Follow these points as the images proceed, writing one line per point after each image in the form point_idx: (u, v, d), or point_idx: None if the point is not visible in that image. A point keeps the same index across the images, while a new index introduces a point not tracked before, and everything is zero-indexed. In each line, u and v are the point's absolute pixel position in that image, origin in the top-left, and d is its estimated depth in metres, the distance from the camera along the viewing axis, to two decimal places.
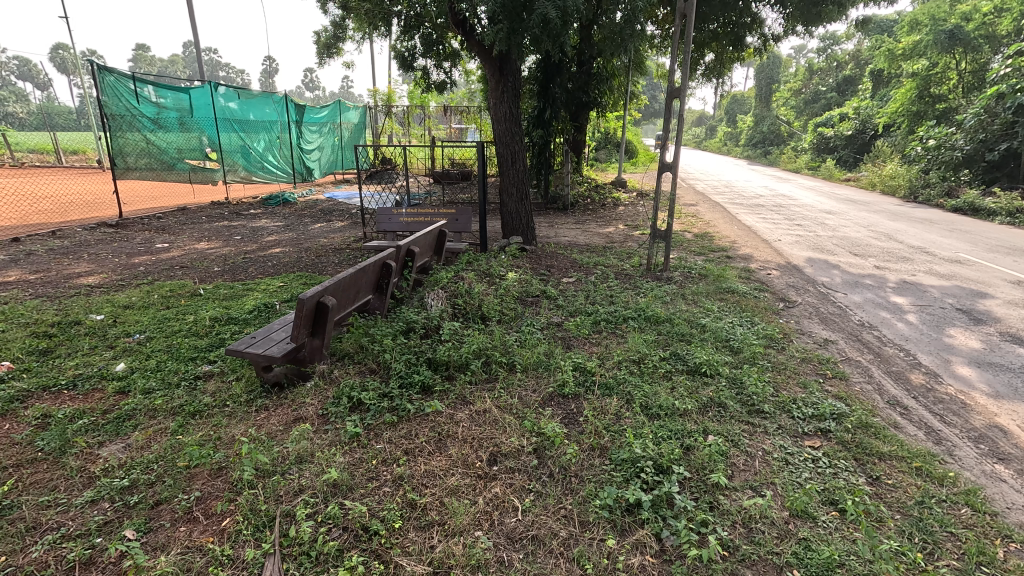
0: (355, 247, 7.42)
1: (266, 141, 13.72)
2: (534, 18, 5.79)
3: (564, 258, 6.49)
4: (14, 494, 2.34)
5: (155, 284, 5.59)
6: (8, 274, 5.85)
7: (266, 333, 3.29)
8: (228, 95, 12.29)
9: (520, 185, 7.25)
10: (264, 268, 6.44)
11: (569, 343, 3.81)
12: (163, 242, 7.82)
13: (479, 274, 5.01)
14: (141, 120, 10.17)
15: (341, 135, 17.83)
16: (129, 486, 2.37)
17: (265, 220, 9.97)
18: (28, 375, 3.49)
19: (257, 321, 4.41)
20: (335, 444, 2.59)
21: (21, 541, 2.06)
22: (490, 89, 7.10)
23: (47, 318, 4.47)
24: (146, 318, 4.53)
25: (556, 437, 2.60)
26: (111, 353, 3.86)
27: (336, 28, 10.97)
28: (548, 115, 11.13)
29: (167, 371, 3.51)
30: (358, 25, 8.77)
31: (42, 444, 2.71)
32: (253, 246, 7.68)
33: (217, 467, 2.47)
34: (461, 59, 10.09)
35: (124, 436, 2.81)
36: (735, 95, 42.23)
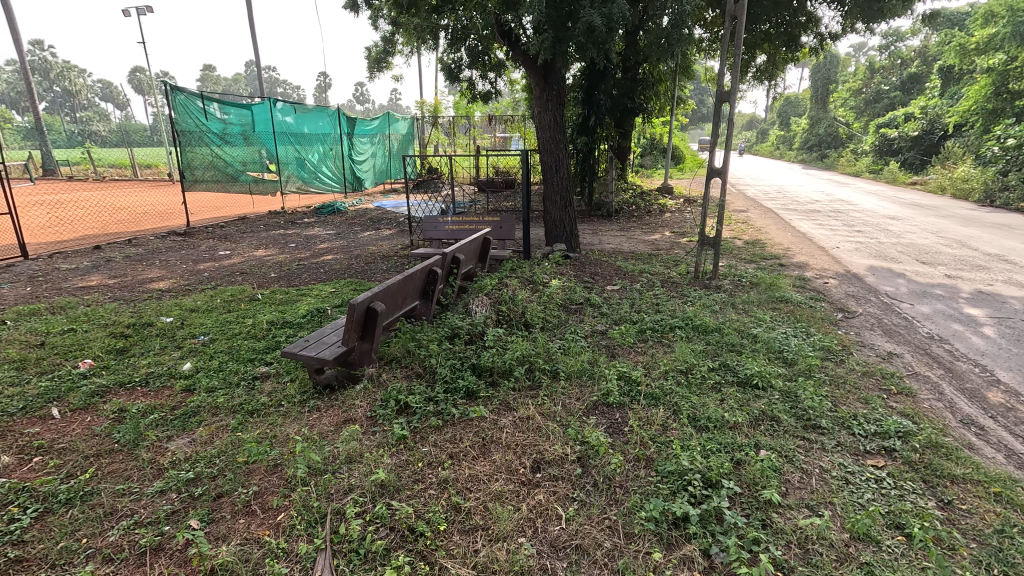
0: (402, 255, 7.62)
1: (319, 153, 14.35)
2: (579, 26, 5.80)
3: (609, 265, 6.42)
4: (94, 481, 2.54)
5: (218, 289, 5.94)
6: (90, 280, 6.35)
7: (318, 337, 3.43)
8: (285, 110, 12.93)
9: (564, 192, 7.25)
10: (317, 274, 6.72)
11: (614, 352, 3.76)
12: (225, 249, 8.30)
13: (523, 281, 5.05)
14: (209, 136, 10.86)
15: (389, 146, 18.41)
16: (193, 478, 2.52)
17: (318, 229, 10.40)
18: (107, 372, 3.79)
19: (310, 325, 4.60)
20: (383, 445, 2.67)
21: (100, 525, 2.24)
22: (535, 98, 7.15)
23: (122, 321, 4.82)
24: (209, 321, 4.81)
25: (600, 446, 2.57)
26: (179, 352, 4.13)
27: (385, 43, 11.37)
28: (593, 122, 11.10)
29: (229, 371, 3.72)
30: (407, 39, 9.07)
31: (119, 436, 2.94)
32: (306, 253, 8.03)
33: (272, 464, 2.59)
34: (506, 68, 10.21)
35: (189, 432, 2.99)
36: (788, 97, 40.74)
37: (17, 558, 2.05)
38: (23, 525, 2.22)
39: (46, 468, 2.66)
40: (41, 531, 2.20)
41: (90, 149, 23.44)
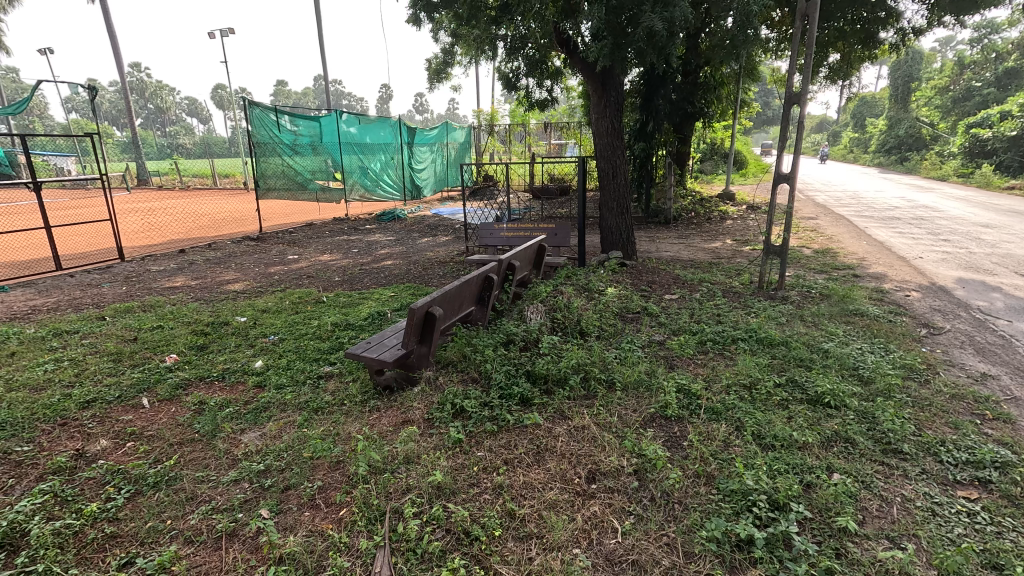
0: (458, 261, 7.77)
1: (381, 161, 14.92)
2: (639, 32, 5.71)
3: (667, 274, 6.26)
4: (177, 468, 2.75)
5: (287, 291, 6.29)
6: (176, 281, 6.90)
7: (379, 339, 3.55)
8: (350, 121, 13.55)
9: (621, 199, 7.15)
10: (377, 279, 6.97)
11: (672, 363, 3.66)
12: (294, 254, 8.78)
13: (578, 289, 5.02)
14: (281, 147, 11.56)
15: (447, 154, 18.88)
16: (264, 470, 2.67)
17: (378, 235, 10.80)
18: (189, 367, 4.10)
19: (370, 327, 4.78)
20: (439, 448, 2.72)
21: (182, 508, 2.42)
22: (593, 104, 7.11)
23: (202, 319, 5.19)
24: (279, 321, 5.09)
25: (658, 460, 2.50)
26: (251, 351, 4.40)
27: (446, 55, 11.69)
28: (651, 128, 10.86)
29: (296, 370, 3.92)
30: (466, 50, 9.29)
31: (199, 426, 3.16)
32: (368, 258, 8.35)
33: (335, 461, 2.70)
34: (563, 75, 10.22)
35: (260, 426, 3.18)
36: (864, 97, 38.24)
37: (112, 534, 2.25)
38: (118, 504, 2.44)
39: (136, 453, 2.91)
40: (133, 510, 2.41)
41: (177, 161, 25.57)
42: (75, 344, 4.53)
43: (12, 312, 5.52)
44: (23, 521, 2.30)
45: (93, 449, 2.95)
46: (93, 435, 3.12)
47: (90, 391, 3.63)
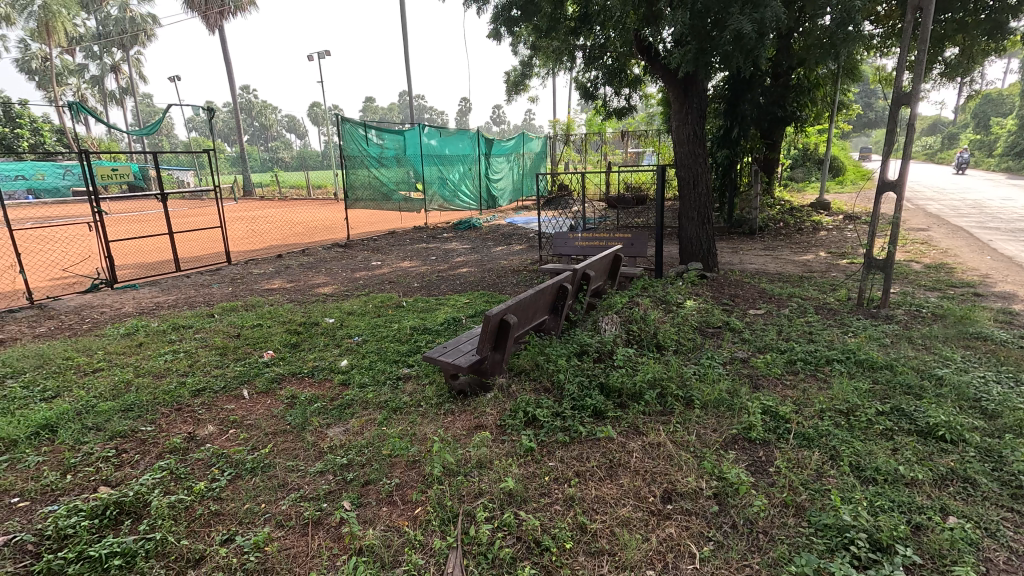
0: (532, 269, 7.83)
1: (459, 172, 15.43)
2: (725, 36, 5.48)
3: (752, 287, 5.93)
4: (271, 455, 2.99)
5: (370, 295, 6.66)
6: (273, 284, 7.53)
7: (455, 344, 3.66)
8: (431, 134, 14.10)
9: (702, 208, 6.88)
10: (453, 285, 7.19)
11: (757, 383, 3.43)
12: (377, 260, 9.28)
13: (655, 301, 4.88)
14: (369, 160, 12.28)
15: (522, 164, 19.15)
16: (347, 463, 2.83)
17: (455, 243, 11.15)
18: (284, 362, 4.45)
19: (446, 332, 4.93)
20: (511, 455, 2.75)
21: (274, 494, 2.61)
22: (673, 112, 6.91)
23: (295, 319, 5.62)
24: (362, 323, 5.40)
25: (740, 485, 2.36)
26: (338, 350, 4.69)
27: (524, 67, 11.88)
28: (736, 134, 10.35)
29: (378, 370, 4.13)
30: (545, 62, 9.40)
31: (290, 418, 3.42)
32: (444, 265, 8.64)
33: (412, 460, 2.80)
34: (642, 82, 10.03)
35: (344, 421, 3.37)
36: (988, 94, 34.08)
37: (217, 511, 2.49)
38: (221, 485, 2.69)
39: (238, 440, 3.19)
40: (234, 492, 2.65)
41: (278, 174, 27.99)
42: (190, 338, 5.07)
43: (140, 308, 6.28)
44: (146, 492, 2.60)
45: (202, 433, 3.28)
46: (202, 420, 3.46)
47: (201, 380, 4.04)
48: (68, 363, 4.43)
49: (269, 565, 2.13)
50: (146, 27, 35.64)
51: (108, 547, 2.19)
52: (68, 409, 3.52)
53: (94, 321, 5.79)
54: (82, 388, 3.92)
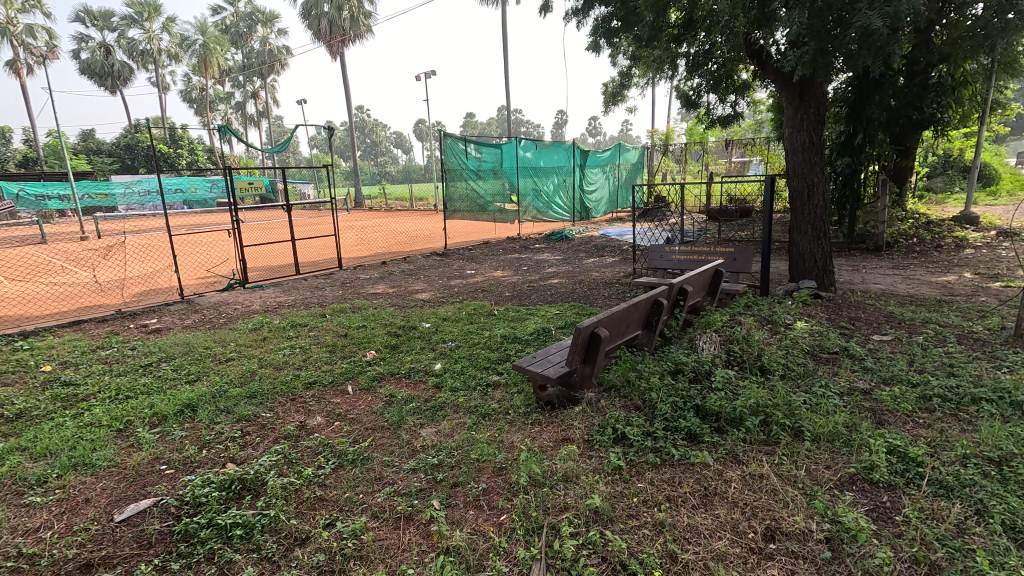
0: (624, 283, 7.66)
1: (553, 183, 15.56)
2: (850, 34, 4.99)
3: (876, 310, 5.30)
4: (370, 449, 3.19)
5: (464, 303, 6.91)
6: (377, 288, 8.09)
7: (544, 355, 3.67)
8: (527, 147, 14.31)
9: (817, 222, 6.30)
10: (544, 296, 7.24)
11: (881, 419, 3.05)
12: (472, 269, 9.61)
13: (759, 320, 4.54)
14: (467, 173, 12.78)
15: (618, 175, 18.85)
16: (438, 464, 2.93)
17: (547, 254, 11.24)
18: (384, 362, 4.75)
19: (535, 342, 4.97)
20: (598, 471, 2.69)
21: (371, 486, 2.78)
22: (786, 117, 6.42)
23: (395, 323, 5.99)
24: (456, 329, 5.61)
25: (859, 532, 2.09)
26: (433, 354, 4.91)
27: (623, 77, 11.72)
28: (860, 140, 9.36)
29: (469, 375, 4.26)
30: (644, 71, 9.22)
31: (388, 416, 3.63)
32: (536, 276, 8.74)
33: (499, 466, 2.84)
34: (750, 88, 9.45)
35: (436, 423, 3.51)
36: None
37: (321, 496, 2.71)
38: (326, 472, 2.92)
39: (341, 431, 3.44)
40: (336, 480, 2.86)
41: (385, 187, 30.13)
42: (305, 334, 5.61)
43: (266, 305, 7.05)
44: (264, 472, 2.90)
45: (312, 423, 3.59)
46: (312, 411, 3.79)
47: (312, 374, 4.44)
48: (207, 351, 5.09)
49: (364, 553, 2.27)
50: (281, 58, 40.25)
51: (232, 518, 2.48)
52: (206, 391, 4.04)
53: (229, 316, 6.59)
54: (218, 374, 4.48)
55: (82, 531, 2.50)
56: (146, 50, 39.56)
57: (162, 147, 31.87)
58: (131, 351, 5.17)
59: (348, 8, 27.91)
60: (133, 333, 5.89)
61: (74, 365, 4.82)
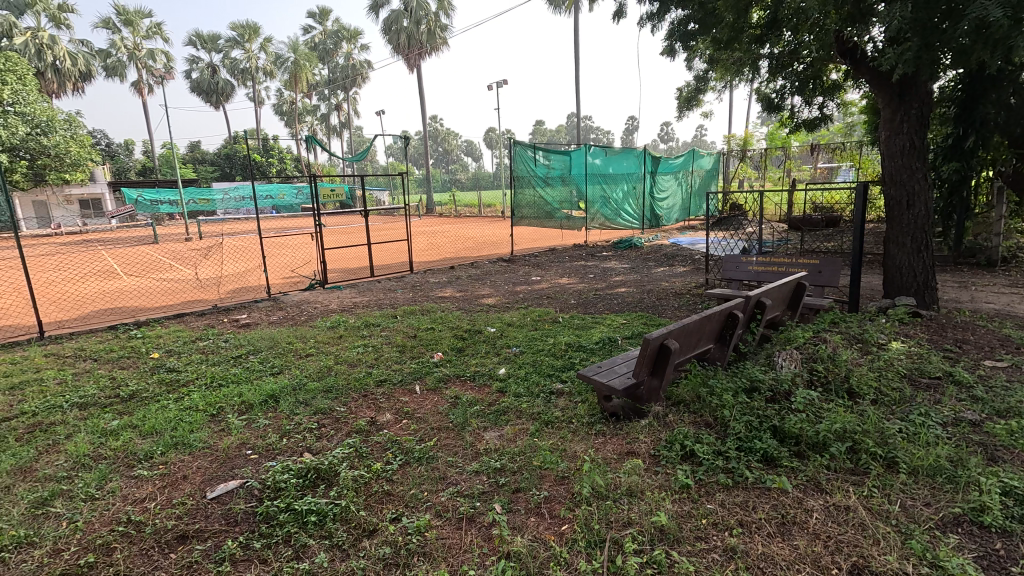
0: (696, 294, 7.38)
1: (623, 191, 15.30)
2: (962, 28, 4.52)
3: (989, 332, 4.74)
4: (435, 448, 3.28)
5: (529, 309, 6.95)
6: (445, 292, 8.33)
7: (610, 365, 3.60)
8: (596, 153, 14.17)
9: (918, 233, 5.75)
10: (610, 305, 7.13)
11: (994, 455, 2.71)
12: (537, 275, 9.64)
13: (848, 339, 4.19)
14: (535, 180, 12.84)
15: (691, 182, 18.21)
16: (500, 468, 2.95)
17: (614, 262, 11.05)
18: (450, 364, 4.88)
19: (600, 351, 4.90)
20: (665, 488, 2.60)
21: (436, 485, 2.85)
22: (883, 120, 5.91)
23: (462, 326, 6.13)
24: (521, 334, 5.65)
25: None
26: (497, 358, 4.97)
27: (699, 81, 11.32)
28: (971, 143, 8.45)
29: (532, 382, 4.26)
30: (722, 75, 8.87)
31: (453, 417, 3.72)
32: (602, 284, 8.62)
33: (561, 476, 2.82)
34: (841, 88, 8.81)
35: (499, 427, 3.54)
36: None
37: (389, 490, 2.81)
38: (393, 468, 3.03)
39: (409, 429, 3.56)
40: (403, 476, 2.95)
41: (455, 194, 31.01)
42: (377, 334, 5.88)
43: (343, 305, 7.46)
44: (337, 463, 3.06)
45: (382, 419, 3.75)
46: (383, 408, 3.95)
47: (383, 372, 4.64)
48: (289, 346, 5.46)
49: (427, 550, 2.32)
50: (363, 72, 42.65)
51: (307, 505, 2.63)
52: (288, 384, 4.33)
53: (309, 314, 7.03)
54: (298, 368, 4.79)
55: (180, 504, 2.76)
56: (246, 69, 43.41)
57: (256, 157, 34.77)
58: (224, 343, 5.65)
59: (426, 23, 29.14)
60: (227, 327, 6.44)
61: (177, 353, 5.34)
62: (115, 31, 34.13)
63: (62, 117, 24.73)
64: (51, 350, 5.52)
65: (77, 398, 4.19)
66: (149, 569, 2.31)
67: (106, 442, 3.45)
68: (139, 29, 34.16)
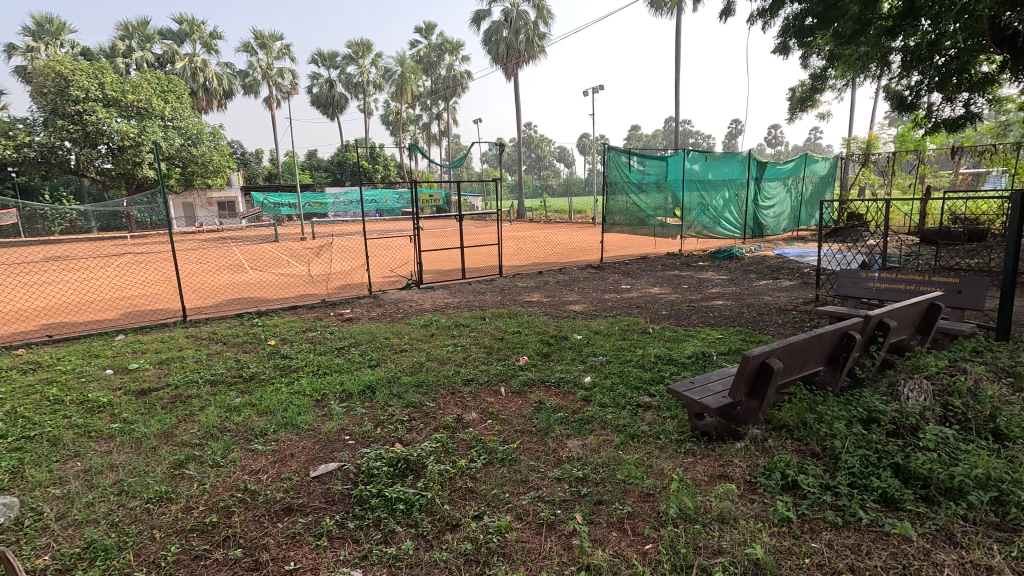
0: (804, 310, 6.77)
1: (723, 198, 14.46)
2: None
3: None
4: (518, 451, 3.30)
5: (617, 318, 6.79)
6: (533, 297, 8.40)
7: (704, 381, 3.41)
8: (695, 159, 13.54)
9: None
10: (705, 318, 6.76)
11: None
12: (627, 284, 9.40)
13: (996, 372, 3.60)
14: (629, 186, 12.55)
15: (801, 189, 16.78)
16: (582, 477, 2.91)
17: (711, 273, 10.47)
18: (535, 368, 4.90)
19: (693, 366, 4.66)
20: (761, 519, 2.40)
21: (516, 488, 2.87)
22: None
23: (548, 331, 6.14)
24: (608, 343, 5.53)
25: None
26: (583, 366, 4.91)
27: (816, 80, 10.43)
28: None
29: (618, 393, 4.15)
30: (844, 71, 8.09)
31: (536, 421, 3.72)
32: (697, 295, 8.21)
33: (646, 492, 2.71)
34: (995, 82, 7.65)
35: (582, 436, 3.49)
36: None
37: (473, 487, 2.88)
38: (477, 466, 3.10)
39: (493, 430, 3.63)
40: (486, 475, 3.01)
41: (546, 200, 31.26)
42: (466, 334, 6.07)
43: (435, 305, 7.80)
44: (425, 456, 3.19)
45: (468, 417, 3.85)
46: (469, 406, 4.06)
47: (471, 372, 4.78)
48: (386, 341, 5.81)
49: (506, 551, 2.35)
50: (462, 82, 44.43)
51: (396, 493, 2.77)
52: (383, 376, 4.62)
53: (405, 312, 7.44)
54: (393, 362, 5.08)
55: (288, 479, 3.03)
56: (359, 83, 47.08)
57: (364, 164, 37.56)
58: (330, 334, 6.15)
59: (525, 31, 29.77)
60: (333, 320, 7.00)
61: (291, 341, 5.90)
62: (253, 54, 38.61)
63: (209, 130, 28.45)
64: (191, 333, 6.35)
65: (209, 375, 4.78)
66: (260, 534, 2.56)
67: (230, 416, 3.90)
68: (272, 50, 38.32)
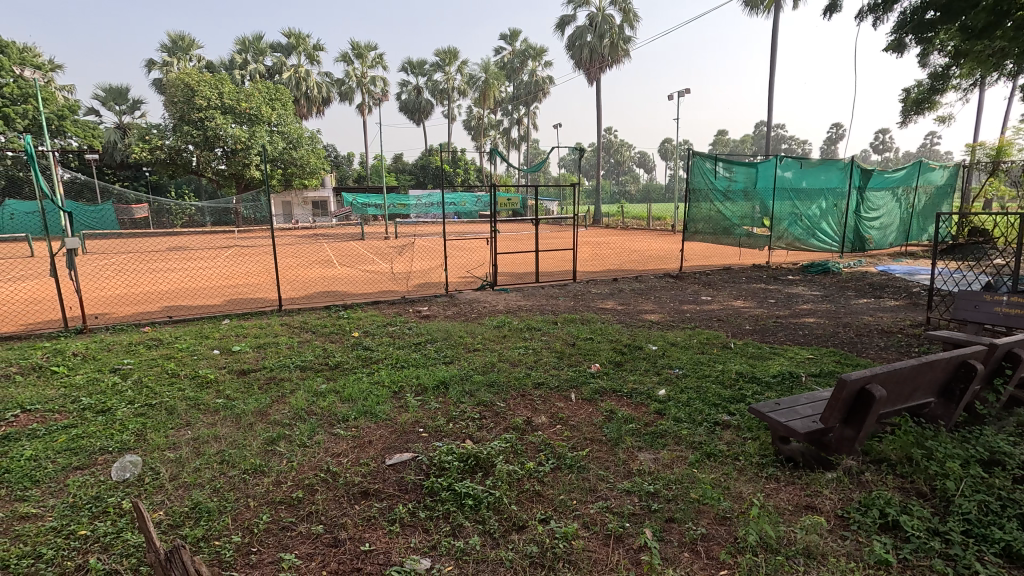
0: (911, 333, 6.12)
1: (819, 207, 13.38)
2: None
3: None
4: (587, 459, 3.26)
5: (696, 330, 6.51)
6: (607, 304, 8.26)
7: (793, 403, 3.18)
8: (788, 165, 12.68)
9: None
10: (794, 335, 6.31)
11: None
12: (707, 295, 8.99)
13: None
14: (713, 193, 12.01)
15: (913, 200, 15.16)
16: (653, 493, 2.81)
17: (802, 287, 9.77)
18: (606, 376, 4.82)
19: (778, 387, 4.36)
20: (854, 559, 2.20)
21: (584, 496, 2.83)
22: None
23: (621, 340, 6.00)
24: (685, 356, 5.31)
25: None
26: (656, 378, 4.75)
27: (936, 79, 9.37)
28: None
29: (695, 409, 3.97)
30: (974, 67, 7.20)
31: (607, 430, 3.66)
32: (785, 311, 7.69)
33: (722, 515, 2.57)
34: None
35: (655, 449, 3.38)
36: None
37: (541, 491, 2.88)
38: (546, 470, 3.10)
39: (562, 435, 3.61)
40: (554, 479, 3.01)
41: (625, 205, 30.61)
42: (538, 338, 6.09)
43: (509, 307, 7.89)
44: (493, 455, 3.23)
45: (537, 420, 3.86)
46: (538, 410, 4.07)
47: (541, 375, 4.80)
48: (461, 339, 5.97)
49: (572, 558, 2.33)
50: (544, 87, 44.64)
51: (465, 488, 2.83)
52: (457, 373, 4.75)
53: (479, 312, 7.60)
54: (467, 360, 5.20)
55: (366, 464, 3.20)
56: (444, 89, 48.79)
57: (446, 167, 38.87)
58: (409, 330, 6.43)
59: (610, 36, 29.37)
60: (412, 316, 7.31)
61: (372, 334, 6.24)
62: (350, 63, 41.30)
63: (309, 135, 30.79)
64: (285, 321, 6.88)
65: (300, 362, 5.16)
66: (339, 514, 2.73)
67: (316, 401, 4.18)
68: (366, 60, 40.75)
